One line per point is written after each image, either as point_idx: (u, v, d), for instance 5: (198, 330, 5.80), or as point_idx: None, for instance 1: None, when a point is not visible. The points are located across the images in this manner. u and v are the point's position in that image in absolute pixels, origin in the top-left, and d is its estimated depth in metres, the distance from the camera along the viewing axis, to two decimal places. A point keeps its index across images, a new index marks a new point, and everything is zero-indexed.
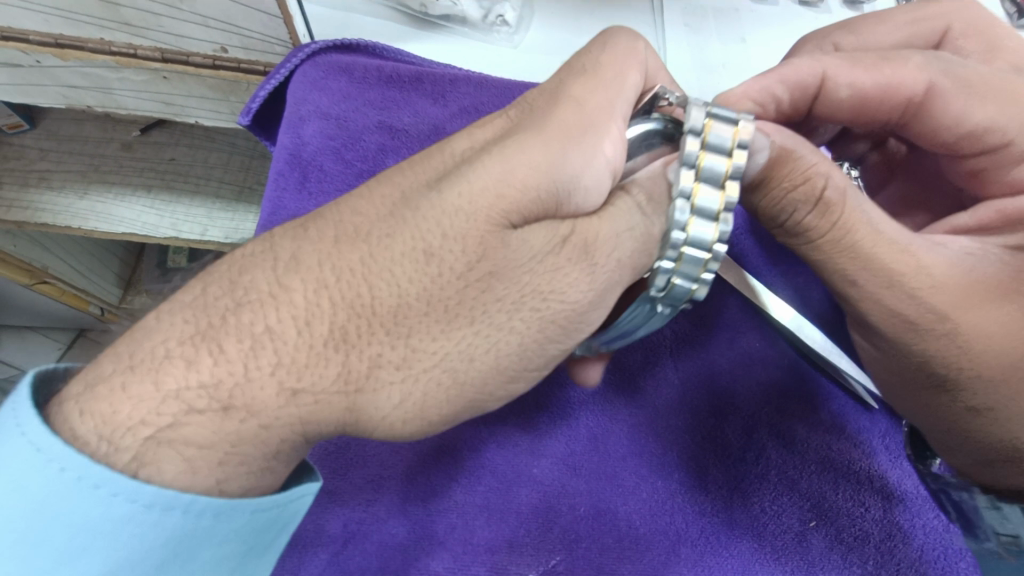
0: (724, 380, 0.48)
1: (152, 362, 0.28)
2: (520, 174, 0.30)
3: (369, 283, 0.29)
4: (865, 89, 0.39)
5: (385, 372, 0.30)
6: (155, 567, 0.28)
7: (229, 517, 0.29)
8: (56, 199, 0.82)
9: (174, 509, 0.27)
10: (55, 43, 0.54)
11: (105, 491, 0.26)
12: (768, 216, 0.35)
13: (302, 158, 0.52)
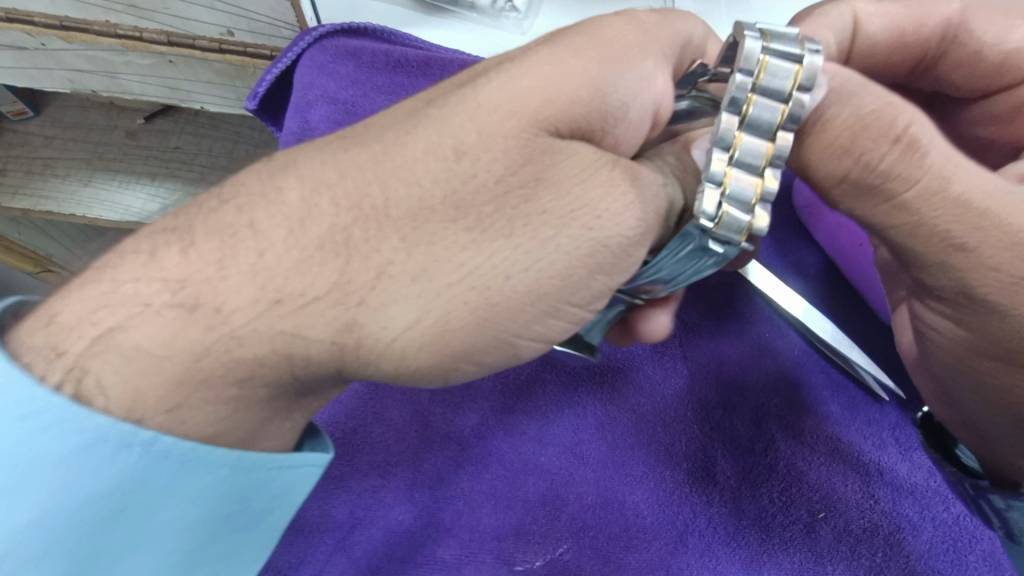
0: (734, 371, 0.48)
1: (127, 254, 0.27)
2: (563, 81, 0.29)
3: (383, 183, 0.27)
4: (899, 21, 0.41)
5: (397, 283, 0.26)
6: (109, 513, 0.26)
7: (201, 466, 0.27)
8: (61, 187, 0.82)
9: (133, 447, 0.25)
10: (61, 25, 0.54)
11: (56, 419, 0.24)
12: (834, 163, 0.29)
13: (309, 142, 0.51)
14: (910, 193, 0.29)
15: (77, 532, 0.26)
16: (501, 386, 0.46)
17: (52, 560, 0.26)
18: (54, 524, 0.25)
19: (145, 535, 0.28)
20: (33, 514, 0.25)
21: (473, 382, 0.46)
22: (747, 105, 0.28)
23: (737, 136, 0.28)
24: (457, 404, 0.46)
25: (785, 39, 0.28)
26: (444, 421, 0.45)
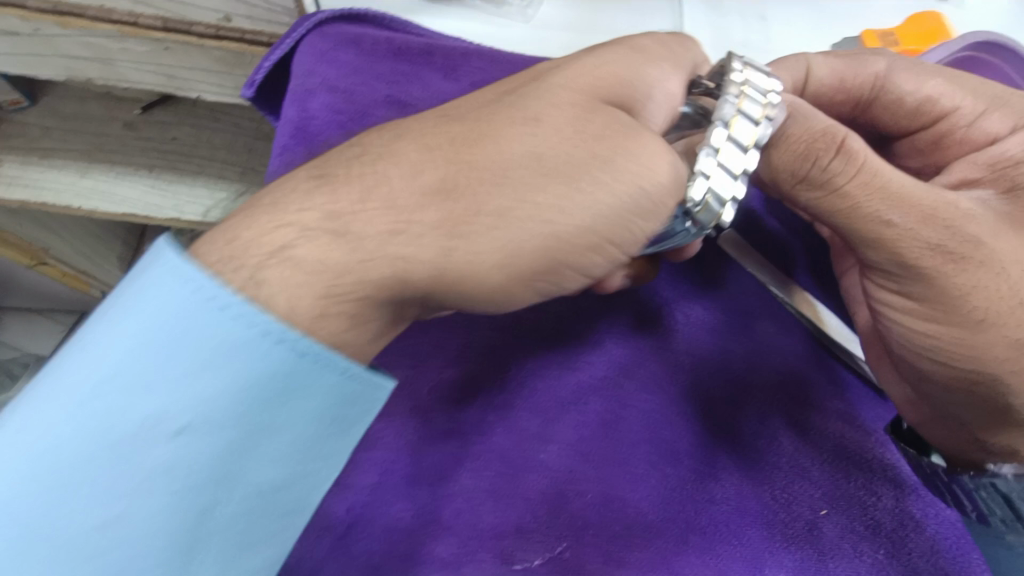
0: (740, 367, 0.47)
1: (267, 202, 0.31)
2: (605, 81, 0.33)
3: (474, 146, 0.30)
4: (844, 73, 0.42)
5: (486, 219, 0.29)
6: (253, 402, 0.28)
7: (321, 369, 0.29)
8: (60, 178, 0.80)
9: (285, 342, 0.28)
10: (55, 9, 0.53)
11: (228, 310, 0.27)
12: (790, 169, 0.35)
13: (307, 131, 0.50)
14: (845, 191, 0.34)
15: (225, 416, 0.27)
16: (502, 380, 0.45)
17: (205, 443, 0.27)
18: (213, 405, 0.27)
19: (272, 437, 0.29)
20: (201, 395, 0.27)
21: (475, 378, 0.45)
22: (730, 123, 0.33)
23: (723, 139, 0.33)
24: (458, 400, 0.45)
25: (758, 80, 0.34)
26: (445, 417, 0.44)
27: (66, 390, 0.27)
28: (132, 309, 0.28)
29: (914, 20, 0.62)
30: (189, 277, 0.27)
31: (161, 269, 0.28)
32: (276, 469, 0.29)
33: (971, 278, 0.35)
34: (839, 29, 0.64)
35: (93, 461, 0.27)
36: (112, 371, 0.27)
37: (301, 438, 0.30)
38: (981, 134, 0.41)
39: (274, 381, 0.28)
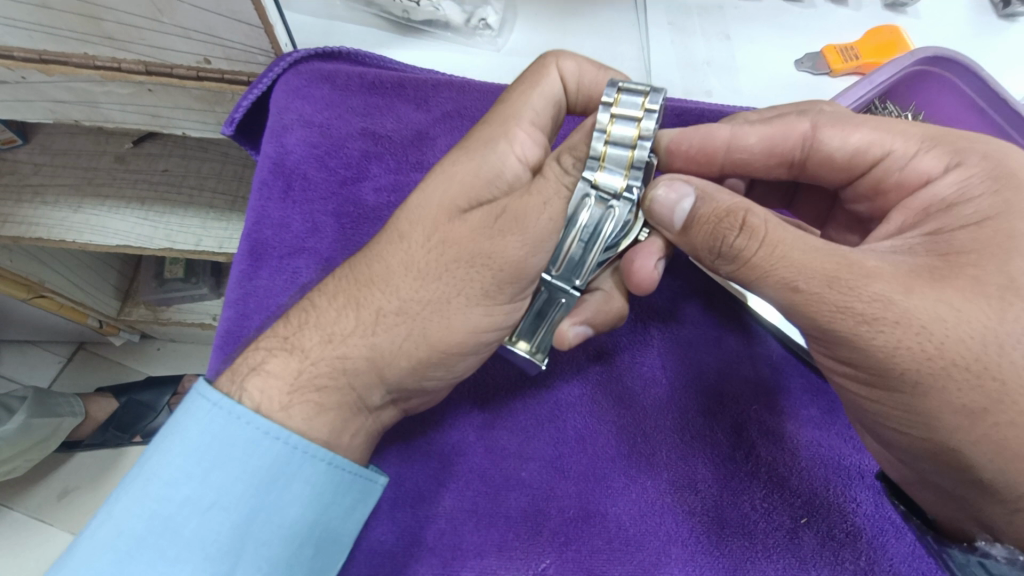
0: (714, 379, 0.48)
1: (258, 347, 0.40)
2: (460, 182, 0.39)
3: (387, 277, 0.39)
4: (768, 137, 0.43)
5: (390, 308, 0.39)
6: (264, 492, 0.36)
7: (315, 459, 0.38)
8: (51, 213, 0.82)
9: (282, 440, 0.37)
10: (40, 58, 0.54)
11: (248, 422, 0.36)
12: (707, 247, 0.38)
13: (285, 167, 0.52)
14: (754, 263, 0.36)
15: (248, 505, 0.36)
16: (481, 401, 0.47)
17: (229, 528, 0.35)
18: (238, 498, 0.36)
19: (279, 518, 0.37)
20: (230, 489, 0.36)
21: (453, 399, 0.46)
22: (605, 140, 0.39)
23: (605, 151, 0.39)
24: (437, 422, 0.46)
25: (630, 101, 0.39)
26: (425, 439, 0.45)
27: (125, 496, 0.35)
28: (175, 432, 0.36)
29: (873, 33, 0.64)
30: (233, 406, 0.36)
31: (198, 404, 0.36)
32: (279, 547, 0.37)
33: (889, 337, 0.34)
34: (801, 45, 0.66)
35: (139, 552, 0.34)
36: (165, 475, 0.35)
37: (305, 520, 0.38)
38: (915, 176, 0.40)
39: (291, 475, 0.37)
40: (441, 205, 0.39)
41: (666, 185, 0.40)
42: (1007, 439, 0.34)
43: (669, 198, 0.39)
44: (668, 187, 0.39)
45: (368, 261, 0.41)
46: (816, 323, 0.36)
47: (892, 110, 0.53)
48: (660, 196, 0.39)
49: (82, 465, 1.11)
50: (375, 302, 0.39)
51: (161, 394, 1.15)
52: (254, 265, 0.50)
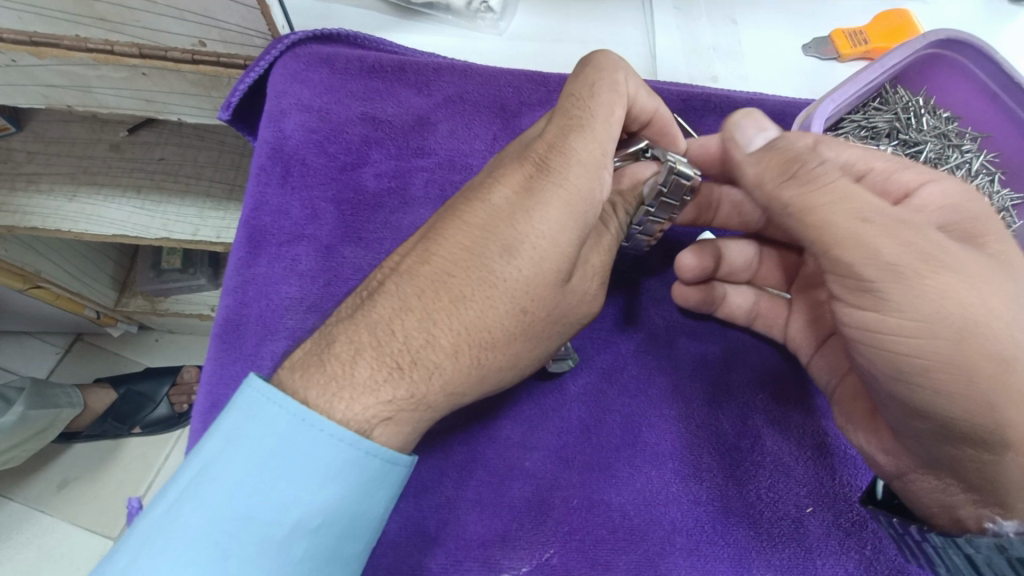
0: (720, 368, 0.48)
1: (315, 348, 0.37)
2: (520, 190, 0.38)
3: (437, 285, 0.37)
4: (779, 146, 0.42)
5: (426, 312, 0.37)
6: (321, 492, 0.34)
7: (371, 460, 0.35)
8: (46, 202, 0.81)
9: (342, 442, 0.34)
10: (31, 41, 0.53)
11: (309, 423, 0.34)
12: None
13: (284, 152, 0.51)
14: None
15: (307, 503, 0.34)
16: None
17: (290, 528, 0.34)
18: (302, 497, 0.34)
19: (331, 519, 0.35)
20: (288, 491, 0.33)
21: None
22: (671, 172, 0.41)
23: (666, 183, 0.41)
24: (440, 411, 0.45)
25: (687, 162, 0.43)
26: (428, 428, 0.45)
27: (181, 499, 0.33)
28: (229, 433, 0.34)
29: (882, 17, 0.62)
30: (281, 399, 0.34)
31: (247, 397, 0.34)
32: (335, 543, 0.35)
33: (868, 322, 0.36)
34: (809, 30, 0.65)
35: (201, 550, 0.33)
36: (221, 476, 0.33)
37: (352, 519, 0.35)
38: (896, 186, 0.39)
39: (338, 474, 0.34)
40: (498, 207, 0.38)
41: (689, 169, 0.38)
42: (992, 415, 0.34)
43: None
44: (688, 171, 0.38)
45: (455, 269, 0.37)
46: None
47: (903, 95, 0.52)
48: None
49: (81, 455, 1.11)
50: (472, 317, 0.37)
51: (160, 385, 1.14)
52: (252, 252, 0.49)
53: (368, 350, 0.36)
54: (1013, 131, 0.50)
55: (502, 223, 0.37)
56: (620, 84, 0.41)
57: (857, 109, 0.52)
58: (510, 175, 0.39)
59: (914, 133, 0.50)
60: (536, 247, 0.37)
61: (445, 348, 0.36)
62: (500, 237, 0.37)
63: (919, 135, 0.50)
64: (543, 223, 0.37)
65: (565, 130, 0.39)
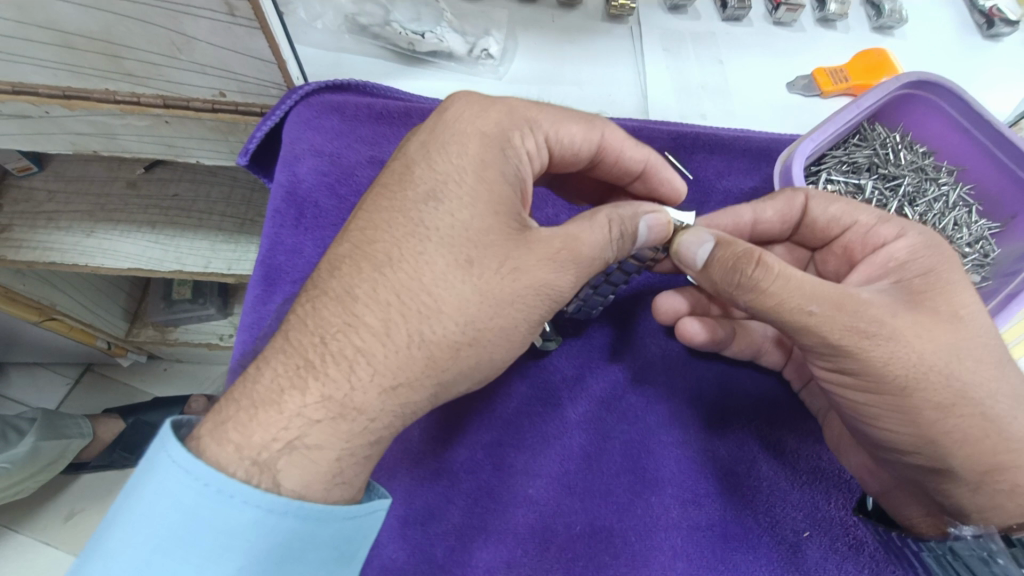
0: (715, 394, 0.50)
1: (268, 388, 0.34)
2: (447, 173, 0.37)
3: (404, 285, 0.35)
4: (762, 219, 0.47)
5: (389, 316, 0.35)
6: (258, 559, 0.33)
7: (308, 522, 0.33)
8: (65, 239, 0.84)
9: (275, 510, 0.32)
10: (63, 94, 0.57)
11: (235, 498, 0.32)
12: (726, 282, 0.39)
13: (297, 195, 0.54)
14: (768, 299, 0.37)
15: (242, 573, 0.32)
16: (487, 419, 0.48)
17: None
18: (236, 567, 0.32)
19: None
20: (219, 561, 0.32)
21: (462, 417, 0.47)
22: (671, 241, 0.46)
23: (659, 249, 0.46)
24: (446, 439, 0.47)
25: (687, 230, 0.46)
26: (434, 455, 0.46)
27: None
28: (145, 507, 0.32)
29: (862, 55, 0.66)
30: (190, 468, 0.32)
31: (161, 465, 0.32)
32: None
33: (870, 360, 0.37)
34: (792, 68, 0.68)
35: None
36: (146, 554, 0.31)
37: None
38: (876, 241, 0.44)
39: (263, 542, 0.32)
40: (441, 189, 0.37)
41: (653, 210, 0.41)
42: (955, 430, 0.37)
43: (648, 226, 0.41)
44: (653, 212, 0.41)
45: (386, 232, 0.36)
46: (827, 342, 0.37)
47: (881, 131, 0.55)
48: (651, 221, 0.40)
49: (87, 487, 1.12)
50: (405, 279, 0.35)
51: (168, 414, 1.16)
52: (269, 292, 0.51)
53: (279, 357, 0.35)
54: (986, 164, 0.53)
55: (428, 177, 0.38)
56: (599, 125, 0.44)
57: (838, 145, 0.55)
58: (439, 153, 0.38)
59: (892, 167, 0.53)
60: (465, 183, 0.37)
61: (371, 326, 0.35)
62: (433, 185, 0.37)
63: (897, 170, 0.53)
64: (471, 166, 0.37)
65: (496, 99, 0.40)
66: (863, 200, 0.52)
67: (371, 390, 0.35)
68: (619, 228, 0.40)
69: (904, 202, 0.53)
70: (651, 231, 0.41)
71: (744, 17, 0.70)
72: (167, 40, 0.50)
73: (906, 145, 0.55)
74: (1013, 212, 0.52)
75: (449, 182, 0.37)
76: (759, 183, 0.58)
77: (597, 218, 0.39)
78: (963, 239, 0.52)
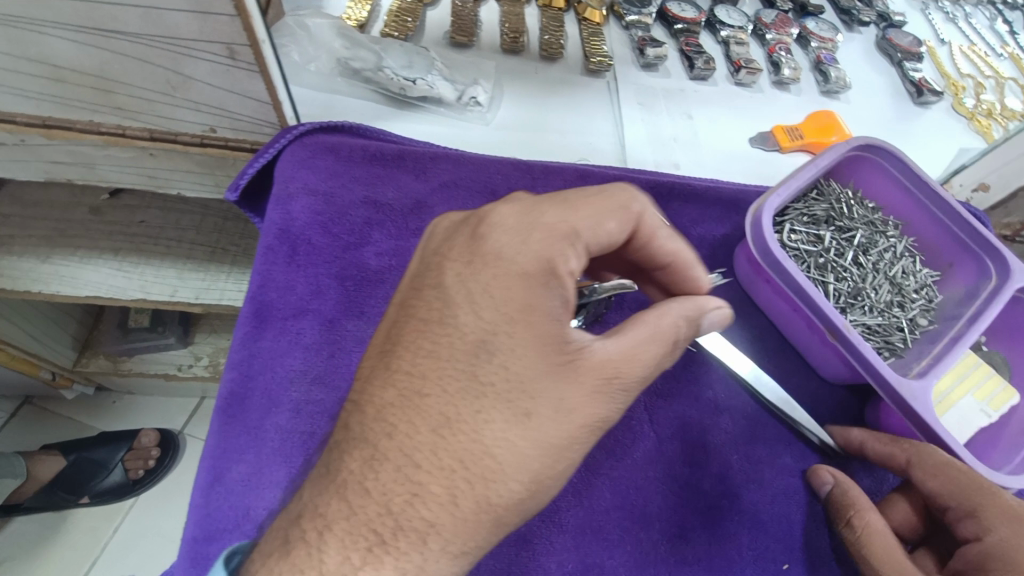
0: (697, 430, 0.52)
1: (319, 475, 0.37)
2: (477, 294, 0.38)
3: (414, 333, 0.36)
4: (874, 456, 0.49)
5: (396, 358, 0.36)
6: None
7: None
8: (18, 264, 0.80)
9: None
10: (44, 124, 0.56)
11: None
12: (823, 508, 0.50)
13: (291, 233, 0.55)
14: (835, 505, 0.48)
15: None
16: None
17: None
18: None
19: None
20: None
21: None
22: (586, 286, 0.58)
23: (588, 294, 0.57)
24: None
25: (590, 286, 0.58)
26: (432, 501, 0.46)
27: None
28: None
29: (814, 116, 0.74)
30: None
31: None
32: None
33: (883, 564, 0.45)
34: (754, 125, 0.75)
35: None
36: None
37: None
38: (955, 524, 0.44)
39: None
40: (466, 299, 0.38)
41: (719, 307, 0.43)
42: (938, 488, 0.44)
43: (712, 320, 0.43)
44: (718, 309, 0.43)
45: (445, 382, 0.36)
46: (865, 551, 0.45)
47: (836, 187, 0.61)
48: (713, 317, 0.43)
49: (18, 531, 1.03)
50: (469, 434, 0.35)
51: (115, 450, 1.09)
52: (257, 328, 0.51)
53: (340, 523, 0.34)
54: (926, 220, 0.59)
55: (467, 318, 0.37)
56: (636, 208, 0.42)
57: (799, 199, 0.61)
58: (479, 277, 0.38)
59: (847, 220, 0.59)
60: (517, 333, 0.37)
61: (437, 495, 0.34)
62: (479, 333, 0.37)
63: (851, 223, 0.59)
64: (514, 305, 0.37)
65: (530, 219, 0.39)
66: (823, 249, 0.58)
67: (441, 547, 0.34)
68: (682, 331, 0.41)
69: (858, 252, 0.59)
70: (707, 324, 0.43)
71: (710, 77, 0.77)
72: (164, 79, 0.51)
73: (858, 200, 0.61)
74: (949, 261, 0.59)
75: (470, 291, 0.38)
76: (729, 231, 0.63)
77: (665, 324, 0.40)
78: (911, 285, 0.58)
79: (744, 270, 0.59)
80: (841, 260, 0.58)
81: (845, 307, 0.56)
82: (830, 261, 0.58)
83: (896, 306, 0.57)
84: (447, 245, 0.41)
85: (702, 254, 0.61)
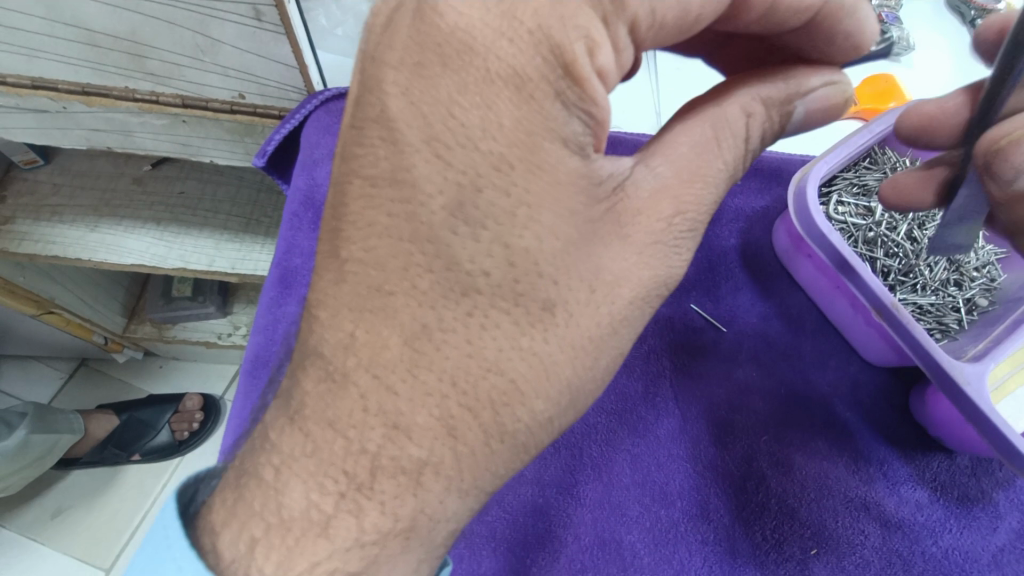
0: (725, 410, 0.50)
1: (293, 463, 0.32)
2: (423, 116, 0.30)
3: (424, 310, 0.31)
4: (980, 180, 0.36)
5: None
6: None
7: None
8: (67, 232, 0.83)
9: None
10: (82, 90, 0.57)
11: None
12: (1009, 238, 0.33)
13: (315, 199, 0.55)
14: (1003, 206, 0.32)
15: None
16: None
17: None
18: None
19: None
20: None
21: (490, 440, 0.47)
22: None
23: None
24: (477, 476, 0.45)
25: None
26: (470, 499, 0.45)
27: None
28: None
29: (870, 81, 0.68)
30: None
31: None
32: None
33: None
34: None
35: None
36: None
37: None
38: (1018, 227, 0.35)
39: None
40: (409, 127, 0.30)
41: (828, 81, 0.35)
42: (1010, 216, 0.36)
43: (816, 91, 0.35)
44: (828, 83, 0.35)
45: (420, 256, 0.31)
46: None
47: (891, 155, 0.56)
48: (817, 98, 0.35)
49: (76, 483, 1.11)
50: (464, 345, 0.31)
51: (161, 412, 1.15)
52: (282, 294, 0.52)
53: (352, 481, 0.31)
54: None
55: (425, 169, 0.30)
56: None
57: (849, 167, 0.57)
58: (436, 86, 0.30)
59: None
60: (498, 170, 0.30)
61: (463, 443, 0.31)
62: (461, 181, 0.30)
63: None
64: (509, 127, 0.30)
65: None
66: (873, 222, 0.54)
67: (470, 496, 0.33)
68: (755, 124, 0.34)
69: (913, 226, 0.55)
70: (809, 113, 0.36)
71: None
72: (192, 42, 0.50)
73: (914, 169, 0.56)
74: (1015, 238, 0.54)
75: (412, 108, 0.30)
76: (769, 203, 0.59)
77: (734, 120, 0.34)
78: (970, 263, 0.53)
79: (784, 244, 0.56)
80: (893, 234, 0.54)
81: (894, 285, 0.53)
82: (880, 236, 0.54)
83: (952, 285, 0.53)
84: (386, 41, 0.31)
85: (739, 226, 0.58)
